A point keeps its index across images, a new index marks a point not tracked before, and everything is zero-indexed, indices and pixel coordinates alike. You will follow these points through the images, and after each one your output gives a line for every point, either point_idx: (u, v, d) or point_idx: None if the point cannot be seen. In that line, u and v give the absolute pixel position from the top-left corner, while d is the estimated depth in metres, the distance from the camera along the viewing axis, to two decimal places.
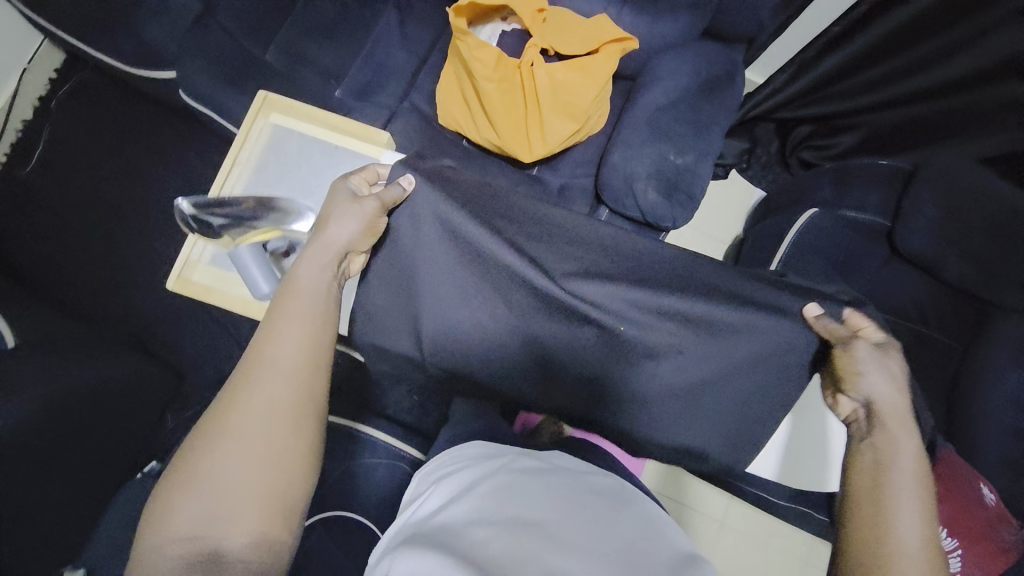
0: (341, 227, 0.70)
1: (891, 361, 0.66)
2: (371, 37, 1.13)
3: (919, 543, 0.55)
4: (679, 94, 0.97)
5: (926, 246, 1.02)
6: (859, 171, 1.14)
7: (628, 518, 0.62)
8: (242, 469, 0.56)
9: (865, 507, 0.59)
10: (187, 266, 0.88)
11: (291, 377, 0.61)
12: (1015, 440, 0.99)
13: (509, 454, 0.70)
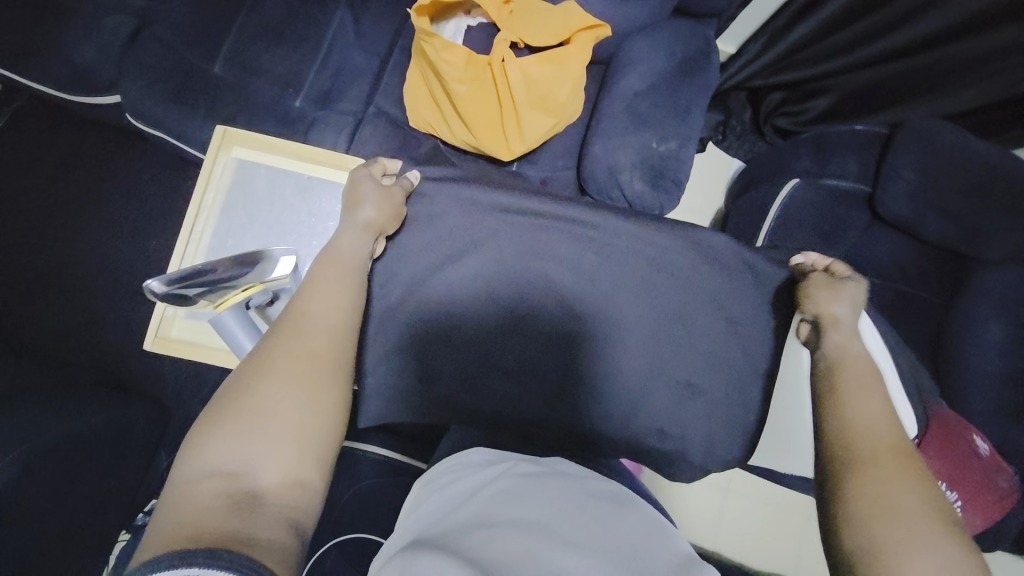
0: (364, 207, 0.72)
1: (850, 285, 0.69)
2: (326, 39, 1.06)
3: (878, 422, 0.54)
4: (655, 76, 0.95)
5: (906, 210, 1.05)
6: (836, 138, 1.14)
7: (635, 517, 0.57)
8: (286, 404, 0.52)
9: (834, 399, 0.57)
10: (163, 324, 0.81)
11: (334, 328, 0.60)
12: (1002, 386, 1.03)
13: (510, 462, 0.66)
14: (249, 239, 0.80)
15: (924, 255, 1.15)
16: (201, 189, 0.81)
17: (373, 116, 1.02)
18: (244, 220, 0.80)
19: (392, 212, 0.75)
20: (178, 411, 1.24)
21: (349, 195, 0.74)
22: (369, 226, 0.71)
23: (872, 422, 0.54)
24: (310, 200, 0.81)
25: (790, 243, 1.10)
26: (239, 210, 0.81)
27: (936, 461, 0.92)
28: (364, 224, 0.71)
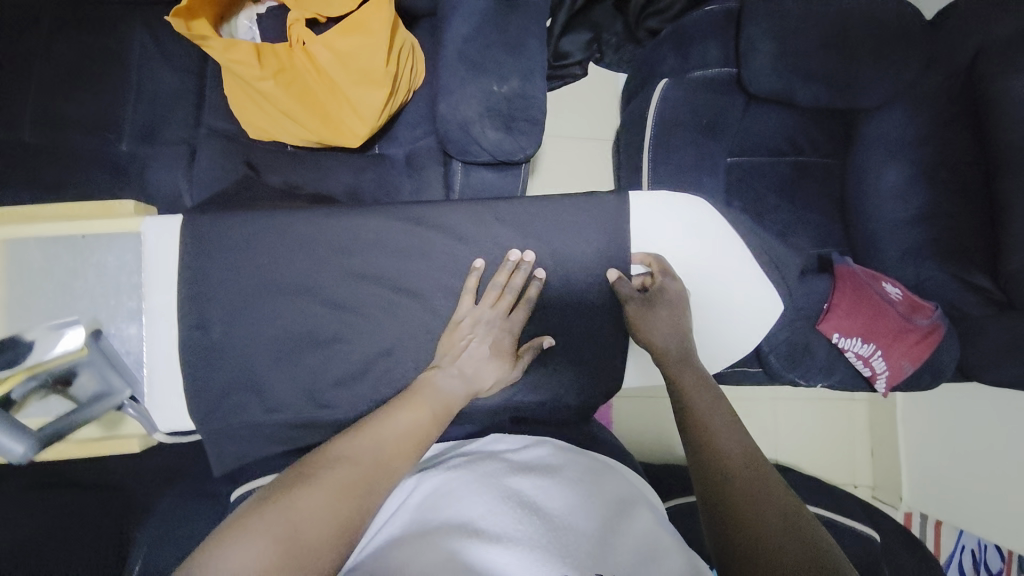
0: (483, 379, 0.69)
1: (660, 296, 0.74)
2: (132, 68, 0.96)
3: (716, 397, 0.64)
4: (480, 13, 0.88)
5: (770, 84, 1.02)
6: (692, 25, 1.09)
7: (563, 479, 0.64)
8: (328, 515, 0.50)
9: (688, 380, 0.66)
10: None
11: (391, 442, 0.58)
12: (907, 229, 1.04)
13: (453, 450, 0.71)
14: (31, 315, 0.74)
15: (810, 119, 1.13)
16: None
17: (206, 138, 0.94)
18: (14, 302, 0.72)
19: (507, 372, 0.72)
20: None
21: (464, 340, 0.70)
22: (481, 390, 0.70)
23: (742, 455, 0.56)
24: (82, 257, 0.72)
25: (673, 146, 1.08)
26: (8, 295, 0.72)
27: (837, 314, 0.97)
28: (471, 393, 0.68)
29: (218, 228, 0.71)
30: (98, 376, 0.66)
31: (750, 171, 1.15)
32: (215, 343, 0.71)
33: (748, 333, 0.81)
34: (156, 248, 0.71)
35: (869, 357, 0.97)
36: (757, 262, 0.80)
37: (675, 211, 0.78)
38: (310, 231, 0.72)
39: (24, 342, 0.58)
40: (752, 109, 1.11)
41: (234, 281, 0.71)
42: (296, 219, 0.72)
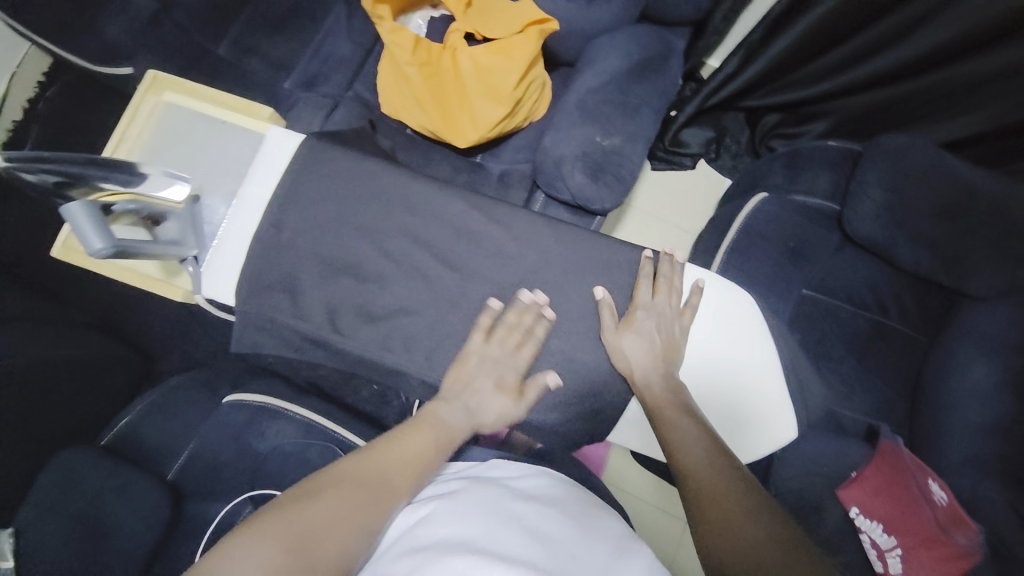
0: (484, 411, 0.73)
1: (638, 323, 0.74)
2: (320, 32, 1.16)
3: (703, 452, 0.67)
4: (611, 75, 0.97)
5: (874, 231, 0.99)
6: (809, 154, 1.11)
7: (563, 512, 0.64)
8: (329, 523, 0.58)
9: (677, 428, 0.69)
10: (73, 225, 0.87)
11: (393, 465, 0.66)
12: (978, 436, 0.90)
13: (444, 465, 0.74)
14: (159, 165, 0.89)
15: (904, 284, 1.06)
16: (129, 122, 0.91)
17: (349, 100, 1.10)
18: (157, 152, 0.90)
19: (511, 413, 0.73)
20: (159, 359, 1.36)
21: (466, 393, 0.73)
22: (483, 424, 0.74)
23: (761, 542, 0.58)
24: (221, 140, 0.90)
25: (752, 256, 1.05)
26: (157, 145, 0.90)
27: (864, 488, 0.88)
28: (473, 425, 0.73)
29: (322, 160, 0.81)
30: (179, 228, 0.79)
31: (824, 311, 1.07)
32: (276, 244, 0.78)
33: (748, 444, 0.74)
34: (269, 149, 0.83)
35: (886, 554, 0.86)
36: (781, 376, 0.75)
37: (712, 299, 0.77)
38: (388, 186, 0.80)
39: (137, 172, 0.74)
40: (843, 251, 1.08)
41: (312, 205, 0.79)
42: (382, 172, 0.81)
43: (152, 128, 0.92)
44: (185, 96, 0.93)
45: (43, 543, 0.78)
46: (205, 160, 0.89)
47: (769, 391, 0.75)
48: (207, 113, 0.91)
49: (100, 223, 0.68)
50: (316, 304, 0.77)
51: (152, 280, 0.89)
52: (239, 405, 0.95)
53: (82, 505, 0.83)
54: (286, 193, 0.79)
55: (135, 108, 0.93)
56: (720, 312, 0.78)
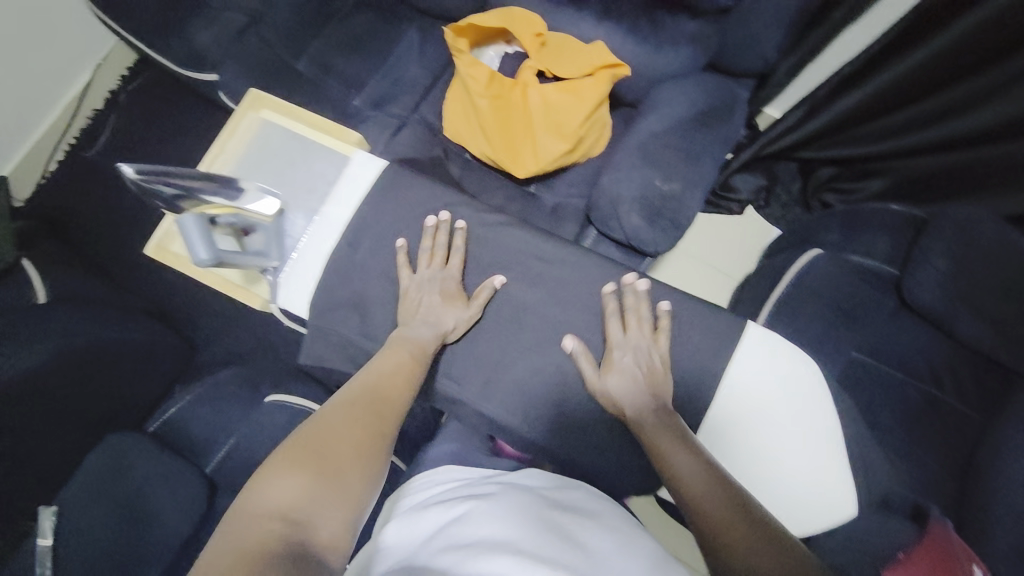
0: (444, 316, 0.78)
1: (616, 364, 0.74)
2: (393, 53, 1.20)
3: (697, 463, 0.65)
4: (675, 121, 0.98)
5: (932, 300, 0.97)
6: (869, 214, 1.10)
7: (601, 524, 0.64)
8: (338, 454, 0.61)
9: (673, 450, 0.66)
10: (166, 236, 0.88)
11: (379, 392, 0.69)
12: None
13: (436, 470, 0.78)
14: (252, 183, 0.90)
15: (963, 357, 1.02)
16: (227, 138, 0.93)
17: (415, 121, 1.14)
18: (251, 167, 0.92)
19: (466, 319, 0.79)
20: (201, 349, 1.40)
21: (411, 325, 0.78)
22: (447, 334, 0.78)
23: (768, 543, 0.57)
24: (312, 161, 0.91)
25: (803, 310, 1.03)
26: (251, 159, 0.92)
27: None
28: (438, 337, 0.77)
29: (401, 186, 0.86)
30: (265, 240, 0.82)
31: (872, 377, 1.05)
32: (353, 261, 0.83)
33: (805, 515, 0.73)
34: (356, 176, 0.88)
35: None
36: (844, 449, 0.74)
37: (780, 364, 0.77)
38: (456, 215, 0.85)
39: (235, 186, 0.81)
40: (898, 317, 1.05)
41: (388, 228, 0.84)
42: (455, 204, 0.86)
43: (248, 143, 0.93)
44: (283, 115, 0.94)
45: (85, 527, 0.83)
46: (296, 179, 0.90)
47: (828, 462, 0.74)
48: (302, 133, 0.93)
49: (206, 233, 0.73)
50: (380, 320, 0.81)
51: (234, 290, 0.89)
52: (278, 406, 0.98)
53: (127, 491, 0.87)
54: (366, 215, 0.85)
55: (234, 122, 0.95)
56: (779, 374, 0.77)
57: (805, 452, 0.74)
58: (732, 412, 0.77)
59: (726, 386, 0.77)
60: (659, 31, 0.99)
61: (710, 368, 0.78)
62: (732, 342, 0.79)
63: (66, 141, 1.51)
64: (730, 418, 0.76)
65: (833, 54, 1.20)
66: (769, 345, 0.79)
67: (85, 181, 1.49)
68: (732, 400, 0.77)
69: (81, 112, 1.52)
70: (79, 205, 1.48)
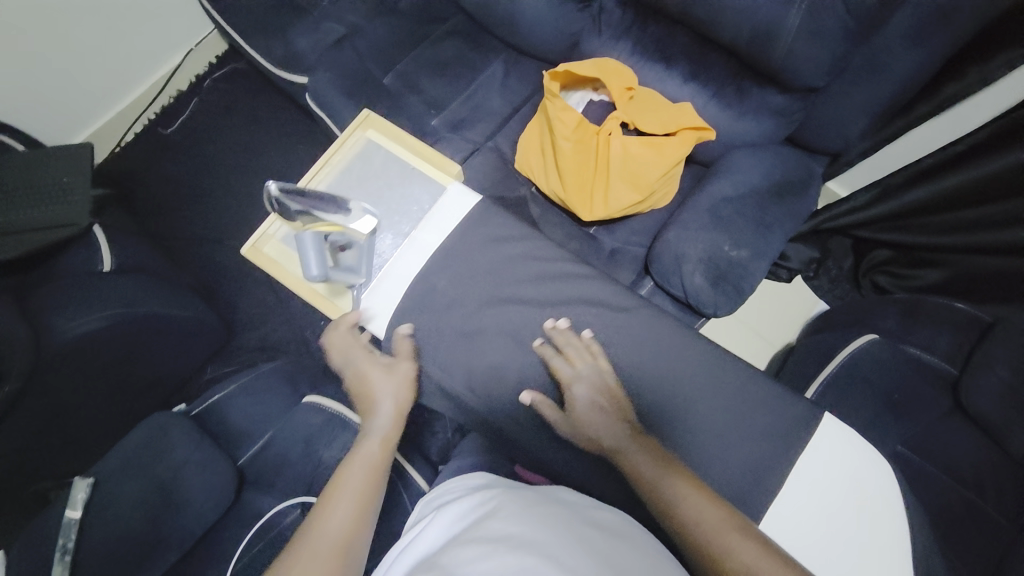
0: (400, 388, 0.80)
1: (578, 403, 0.75)
2: (475, 81, 1.24)
3: (701, 513, 0.62)
4: (749, 188, 0.99)
5: (994, 410, 0.96)
6: (931, 309, 1.11)
7: (631, 544, 0.62)
8: None
9: (668, 492, 0.65)
10: (261, 239, 0.92)
11: (348, 505, 0.66)
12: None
13: (473, 478, 0.76)
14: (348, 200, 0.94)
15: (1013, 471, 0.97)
16: (332, 152, 0.97)
17: (488, 149, 1.17)
18: (352, 182, 0.95)
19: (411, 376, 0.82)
20: (237, 334, 1.41)
21: (365, 378, 0.80)
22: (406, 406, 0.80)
23: None
24: (409, 187, 0.94)
25: (849, 396, 1.04)
26: (353, 176, 0.95)
27: None
28: (399, 414, 0.77)
29: (488, 219, 0.90)
30: (357, 258, 0.86)
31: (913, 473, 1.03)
32: (432, 288, 0.87)
33: None
34: (450, 206, 0.92)
35: None
36: (911, 551, 0.70)
37: (849, 450, 0.76)
38: (531, 252, 0.88)
39: (343, 205, 0.82)
40: (949, 419, 1.02)
41: (472, 261, 0.88)
42: (537, 242, 0.89)
43: (352, 158, 0.97)
44: (390, 138, 0.97)
45: (115, 502, 0.82)
46: (391, 201, 0.93)
47: (892, 560, 0.70)
48: (404, 159, 0.96)
49: (318, 252, 0.82)
50: (453, 351, 0.85)
51: (316, 298, 0.91)
52: (317, 408, 0.99)
53: (161, 472, 0.87)
54: (451, 245, 0.89)
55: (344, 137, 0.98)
56: (844, 459, 0.76)
57: (866, 544, 0.71)
58: (793, 491, 0.75)
59: (794, 474, 0.75)
60: (744, 100, 1.02)
61: (770, 441, 0.77)
62: (802, 422, 0.78)
63: (146, 116, 1.57)
64: (790, 499, 0.74)
65: (910, 144, 1.20)
66: (848, 442, 0.76)
67: (157, 156, 1.55)
68: (795, 477, 0.76)
69: (166, 91, 1.58)
70: (148, 177, 1.54)
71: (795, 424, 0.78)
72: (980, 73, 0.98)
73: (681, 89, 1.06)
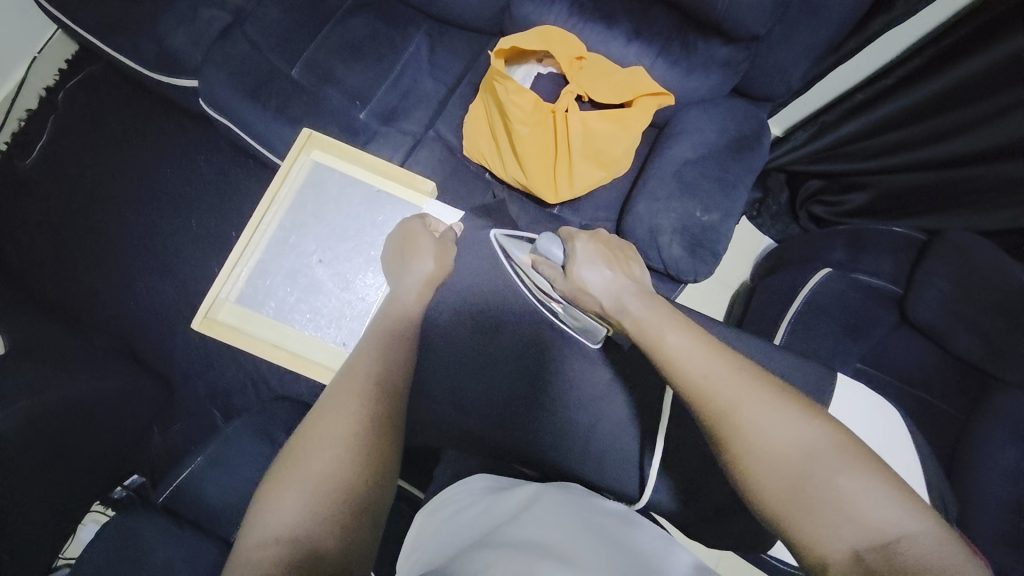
0: (424, 254, 0.81)
1: (579, 254, 0.72)
2: (399, 61, 1.10)
3: (722, 374, 0.59)
4: (708, 147, 0.98)
5: (936, 319, 1.04)
6: (874, 236, 1.19)
7: (632, 531, 0.62)
8: (338, 446, 0.58)
9: (699, 353, 0.61)
10: (215, 306, 0.86)
11: (374, 355, 0.69)
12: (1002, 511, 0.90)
13: (471, 478, 0.73)
14: (306, 242, 0.89)
15: (950, 366, 1.08)
16: (275, 188, 0.91)
17: (431, 140, 1.07)
18: (309, 219, 0.90)
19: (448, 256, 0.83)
20: (180, 387, 1.22)
21: (408, 249, 0.82)
22: (438, 271, 0.81)
23: (851, 468, 0.53)
24: (374, 208, 0.91)
25: (812, 329, 1.12)
26: (307, 210, 0.90)
27: None
28: (427, 275, 0.79)
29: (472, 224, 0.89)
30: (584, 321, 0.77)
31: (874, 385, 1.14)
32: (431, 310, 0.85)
33: None
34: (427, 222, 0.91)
35: None
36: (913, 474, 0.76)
37: (869, 403, 0.80)
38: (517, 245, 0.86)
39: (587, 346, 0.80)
40: (898, 332, 1.13)
41: (459, 282, 0.85)
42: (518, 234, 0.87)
43: (299, 188, 0.91)
44: (339, 161, 0.93)
45: None
46: (358, 231, 0.90)
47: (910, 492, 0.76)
48: (362, 179, 0.92)
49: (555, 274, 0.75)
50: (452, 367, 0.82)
51: (301, 360, 0.84)
52: None
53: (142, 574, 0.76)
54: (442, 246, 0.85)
55: (285, 169, 0.92)
56: (862, 408, 0.80)
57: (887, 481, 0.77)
58: None
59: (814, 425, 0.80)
60: (690, 55, 0.98)
61: None
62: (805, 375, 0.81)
63: None
64: None
65: (839, 77, 1.24)
66: (864, 398, 0.81)
67: (18, 199, 1.28)
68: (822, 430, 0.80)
69: (12, 114, 1.31)
70: (14, 223, 1.27)
71: (799, 376, 0.81)
72: (906, 5, 1.00)
73: (625, 50, 1.00)
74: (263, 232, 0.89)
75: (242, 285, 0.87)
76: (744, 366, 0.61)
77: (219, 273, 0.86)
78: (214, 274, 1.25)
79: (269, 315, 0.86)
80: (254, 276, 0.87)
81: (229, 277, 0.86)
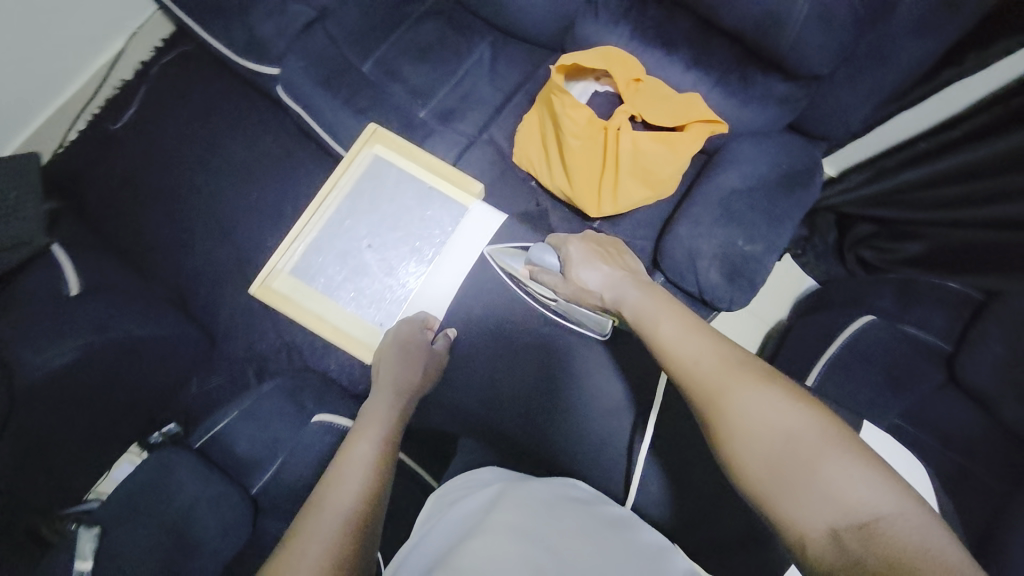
0: (416, 361, 0.86)
1: (572, 257, 0.80)
2: (462, 67, 1.15)
3: (711, 361, 0.58)
4: (758, 179, 0.98)
5: (988, 383, 0.99)
6: (926, 289, 1.15)
7: (633, 540, 0.60)
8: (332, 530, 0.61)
9: (688, 343, 0.61)
10: (271, 275, 0.93)
11: (369, 436, 0.74)
12: None
13: (481, 470, 0.74)
14: (360, 226, 0.95)
15: (995, 434, 1.02)
16: (340, 172, 0.97)
17: (483, 143, 1.11)
18: (365, 206, 0.96)
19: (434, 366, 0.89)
20: (222, 344, 1.30)
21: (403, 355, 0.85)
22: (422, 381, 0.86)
23: (834, 457, 0.48)
24: (425, 205, 0.97)
25: (847, 373, 1.09)
26: (365, 198, 0.96)
27: None
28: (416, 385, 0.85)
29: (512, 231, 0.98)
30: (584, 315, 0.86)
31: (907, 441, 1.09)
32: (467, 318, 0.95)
33: None
34: (472, 222, 0.96)
35: None
36: None
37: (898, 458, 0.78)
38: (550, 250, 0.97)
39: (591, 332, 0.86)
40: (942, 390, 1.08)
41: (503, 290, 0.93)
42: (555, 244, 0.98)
43: (360, 177, 0.97)
44: (400, 155, 0.98)
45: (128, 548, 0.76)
46: (410, 224, 0.96)
47: None
48: (417, 177, 0.98)
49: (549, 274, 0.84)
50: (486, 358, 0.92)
51: (342, 335, 0.90)
52: (325, 428, 0.92)
53: (168, 508, 0.82)
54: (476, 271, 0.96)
55: (351, 157, 0.98)
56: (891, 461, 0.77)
57: None
58: None
59: None
60: (748, 87, 0.99)
61: None
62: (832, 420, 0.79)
63: (89, 111, 1.43)
64: None
65: (900, 125, 1.21)
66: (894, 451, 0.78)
67: (105, 155, 1.40)
68: None
69: (109, 81, 1.43)
70: (99, 177, 1.39)
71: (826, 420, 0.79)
72: (978, 59, 1.00)
73: (682, 77, 1.01)
74: (323, 212, 0.95)
75: (298, 258, 0.93)
76: (734, 349, 0.59)
77: (279, 245, 0.92)
78: (266, 247, 1.33)
79: (318, 289, 0.92)
80: (310, 252, 0.93)
81: (287, 249, 0.93)
